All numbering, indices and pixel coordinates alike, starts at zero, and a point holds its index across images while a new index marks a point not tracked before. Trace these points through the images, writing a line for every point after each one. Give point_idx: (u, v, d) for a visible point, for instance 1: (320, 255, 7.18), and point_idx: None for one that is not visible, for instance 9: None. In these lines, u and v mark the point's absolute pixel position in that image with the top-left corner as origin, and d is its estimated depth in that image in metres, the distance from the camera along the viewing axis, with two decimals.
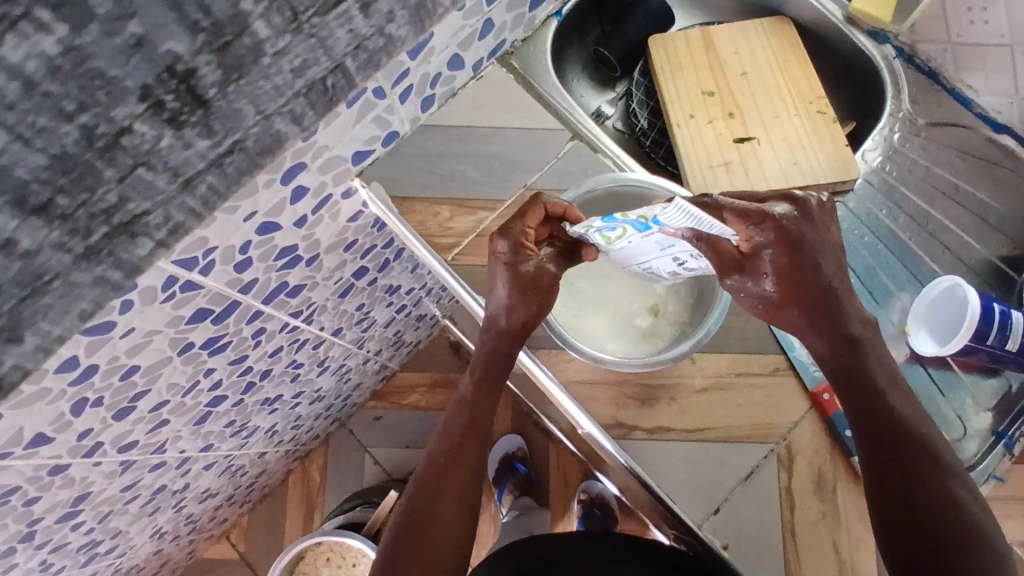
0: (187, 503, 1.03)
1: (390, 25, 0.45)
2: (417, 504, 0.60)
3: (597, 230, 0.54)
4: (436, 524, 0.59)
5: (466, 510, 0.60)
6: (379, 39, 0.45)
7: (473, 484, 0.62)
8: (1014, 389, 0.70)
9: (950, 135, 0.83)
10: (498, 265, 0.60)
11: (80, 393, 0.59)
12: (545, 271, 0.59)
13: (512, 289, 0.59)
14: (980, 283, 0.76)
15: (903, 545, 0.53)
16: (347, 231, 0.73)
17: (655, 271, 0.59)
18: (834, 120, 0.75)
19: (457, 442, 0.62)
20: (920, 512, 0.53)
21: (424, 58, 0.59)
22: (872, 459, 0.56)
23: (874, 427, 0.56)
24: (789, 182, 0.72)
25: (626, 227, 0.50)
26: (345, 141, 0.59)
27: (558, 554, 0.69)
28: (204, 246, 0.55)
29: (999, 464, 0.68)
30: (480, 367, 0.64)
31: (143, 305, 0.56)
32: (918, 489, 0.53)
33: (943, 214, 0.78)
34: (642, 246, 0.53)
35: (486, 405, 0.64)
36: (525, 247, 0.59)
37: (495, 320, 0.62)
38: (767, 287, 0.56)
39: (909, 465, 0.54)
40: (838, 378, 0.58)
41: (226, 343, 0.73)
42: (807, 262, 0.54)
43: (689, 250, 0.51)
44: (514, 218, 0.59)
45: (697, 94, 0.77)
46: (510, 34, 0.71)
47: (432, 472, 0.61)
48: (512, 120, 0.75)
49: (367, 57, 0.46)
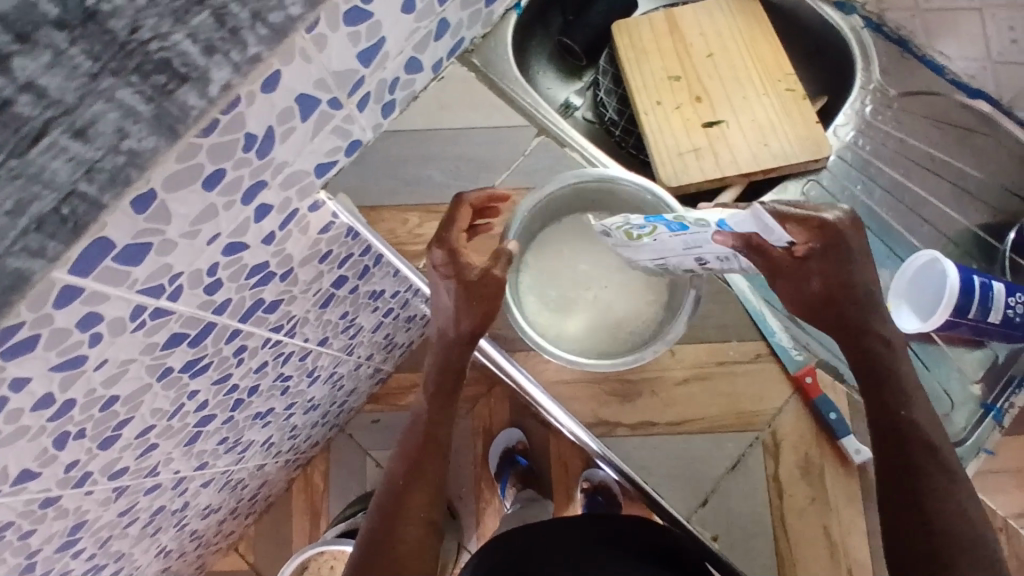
0: (190, 521, 1.04)
1: (127, 140, 0.30)
2: (382, 525, 0.60)
3: (628, 227, 0.53)
4: (402, 540, 0.59)
5: (432, 524, 0.60)
6: (120, 158, 0.31)
7: (436, 498, 0.61)
8: (1003, 359, 0.69)
9: (924, 104, 0.81)
10: (440, 275, 0.59)
11: (61, 426, 0.59)
12: (488, 275, 0.56)
13: (454, 299, 0.58)
14: (962, 253, 0.76)
15: (906, 556, 0.53)
16: (320, 243, 0.73)
17: (670, 268, 0.57)
18: (805, 98, 0.74)
19: (416, 457, 0.62)
20: (933, 524, 0.53)
21: (379, 64, 0.61)
22: (886, 460, 0.56)
23: (897, 430, 0.56)
24: (760, 164, 0.71)
25: (659, 225, 0.50)
26: (304, 155, 0.60)
27: (529, 550, 0.67)
28: (169, 273, 0.56)
29: (988, 437, 0.65)
30: (432, 384, 0.64)
31: (112, 337, 0.56)
32: (931, 501, 0.54)
33: (921, 187, 0.77)
34: (668, 246, 0.52)
35: (441, 421, 0.63)
36: (464, 252, 0.57)
37: (442, 338, 0.62)
38: (811, 284, 0.55)
39: (923, 472, 0.54)
40: (866, 379, 0.57)
41: (207, 363, 0.73)
42: (846, 263, 0.54)
43: (719, 254, 0.50)
44: (448, 227, 0.57)
45: (664, 80, 0.75)
46: (468, 31, 0.69)
47: (393, 491, 0.61)
48: (477, 120, 0.74)
49: (111, 176, 0.31)
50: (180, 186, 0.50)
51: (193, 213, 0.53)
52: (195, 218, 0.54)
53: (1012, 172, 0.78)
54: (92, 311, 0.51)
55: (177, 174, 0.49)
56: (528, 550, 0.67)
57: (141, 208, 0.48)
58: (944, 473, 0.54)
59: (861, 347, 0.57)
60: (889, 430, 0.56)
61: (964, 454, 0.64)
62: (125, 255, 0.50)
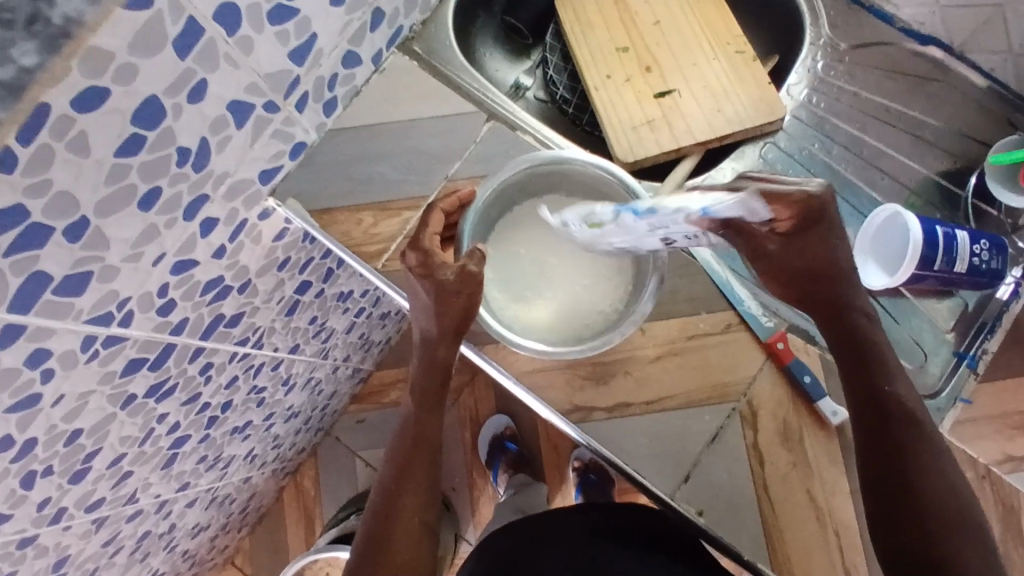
0: (180, 541, 1.03)
1: None
2: (369, 537, 0.53)
3: (589, 215, 0.50)
4: (393, 551, 0.51)
5: (426, 532, 0.53)
6: None
7: (429, 506, 0.55)
8: (972, 307, 0.70)
9: (876, 56, 0.80)
10: (416, 279, 0.57)
11: (26, 466, 0.57)
12: (462, 273, 0.54)
13: (431, 299, 0.55)
14: (925, 203, 0.76)
15: (896, 537, 0.51)
16: (276, 251, 0.70)
17: (633, 249, 0.55)
18: (755, 59, 0.72)
19: (404, 462, 0.56)
20: (914, 489, 0.51)
21: (314, 61, 0.59)
22: (868, 436, 0.53)
23: (878, 405, 0.53)
24: (714, 132, 0.70)
25: (626, 213, 0.47)
26: (246, 162, 0.58)
27: (516, 555, 0.66)
28: (116, 299, 0.54)
29: (965, 385, 0.66)
30: (419, 386, 0.59)
31: (65, 371, 0.54)
32: (917, 476, 0.51)
33: (878, 140, 0.77)
34: (632, 230, 0.49)
35: (430, 424, 0.58)
36: (438, 253, 0.56)
37: (427, 336, 0.58)
38: (770, 248, 0.54)
39: (907, 448, 0.52)
40: (842, 350, 0.56)
41: (173, 386, 0.71)
42: (809, 225, 0.52)
43: (685, 232, 0.48)
44: (420, 228, 0.57)
45: (611, 52, 0.73)
46: (405, 18, 0.69)
47: (382, 498, 0.55)
48: (423, 110, 0.72)
49: None
50: (113, 210, 0.48)
51: (132, 235, 0.51)
52: (135, 241, 0.52)
53: (969, 118, 0.78)
54: (39, 347, 0.49)
55: (108, 197, 0.47)
56: (523, 542, 0.68)
57: (74, 236, 0.46)
58: (931, 446, 0.52)
59: (836, 323, 0.56)
60: (867, 399, 0.54)
61: (942, 404, 0.65)
62: (66, 286, 0.48)
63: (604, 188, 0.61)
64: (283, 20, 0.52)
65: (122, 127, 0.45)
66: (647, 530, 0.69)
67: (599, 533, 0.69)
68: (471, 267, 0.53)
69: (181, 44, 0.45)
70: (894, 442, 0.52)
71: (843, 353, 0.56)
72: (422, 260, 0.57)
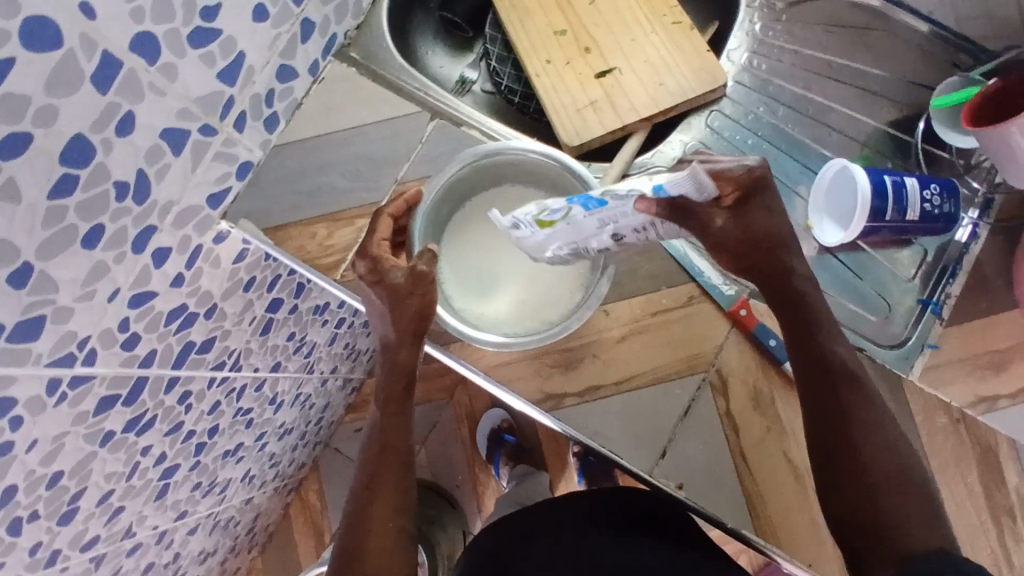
0: (188, 568, 1.04)
1: None
2: (347, 548, 0.53)
3: (541, 212, 0.50)
4: (370, 559, 0.52)
5: (403, 535, 0.54)
6: None
7: (405, 510, 0.55)
8: (931, 254, 0.72)
9: (816, 11, 0.78)
10: (369, 287, 0.57)
11: (10, 514, 0.58)
12: (412, 276, 0.54)
13: (387, 305, 0.56)
14: (876, 154, 0.76)
15: (843, 502, 0.51)
16: (239, 273, 0.70)
17: (586, 249, 0.55)
18: (692, 27, 0.72)
19: (375, 470, 0.56)
20: (865, 445, 0.51)
21: (246, 80, 0.58)
22: (813, 400, 0.54)
23: (821, 365, 0.54)
24: (658, 106, 0.70)
25: (576, 206, 0.48)
26: (190, 189, 0.58)
27: (511, 546, 0.68)
28: (75, 340, 0.53)
29: (931, 332, 0.69)
30: (383, 392, 0.59)
31: (35, 417, 0.54)
32: (862, 435, 0.52)
33: (824, 96, 0.76)
34: (582, 227, 0.51)
35: (397, 429, 0.58)
36: (388, 257, 0.56)
37: (387, 343, 0.58)
38: (715, 225, 0.51)
39: (850, 407, 0.53)
40: (788, 313, 0.56)
41: (152, 418, 0.71)
42: (749, 198, 0.52)
43: (634, 224, 0.49)
44: (367, 236, 0.57)
45: (549, 36, 0.73)
46: (338, 25, 0.69)
47: (356, 508, 0.55)
48: (367, 115, 0.72)
49: None
50: (55, 253, 0.47)
51: (81, 275, 0.50)
52: (85, 279, 0.51)
53: (915, 63, 0.77)
54: (2, 397, 0.49)
55: (48, 240, 0.46)
56: (519, 535, 0.69)
57: (19, 282, 0.45)
58: (874, 407, 0.53)
59: (788, 285, 0.56)
60: (810, 363, 0.55)
61: (910, 352, 0.68)
62: (21, 332, 0.48)
63: (550, 174, 0.61)
64: (206, 43, 0.52)
65: (52, 168, 0.44)
66: (644, 508, 0.70)
67: (593, 518, 0.69)
68: (420, 267, 0.54)
69: (100, 80, 0.45)
70: (839, 405, 0.53)
71: (785, 316, 0.56)
72: (372, 266, 0.57)
